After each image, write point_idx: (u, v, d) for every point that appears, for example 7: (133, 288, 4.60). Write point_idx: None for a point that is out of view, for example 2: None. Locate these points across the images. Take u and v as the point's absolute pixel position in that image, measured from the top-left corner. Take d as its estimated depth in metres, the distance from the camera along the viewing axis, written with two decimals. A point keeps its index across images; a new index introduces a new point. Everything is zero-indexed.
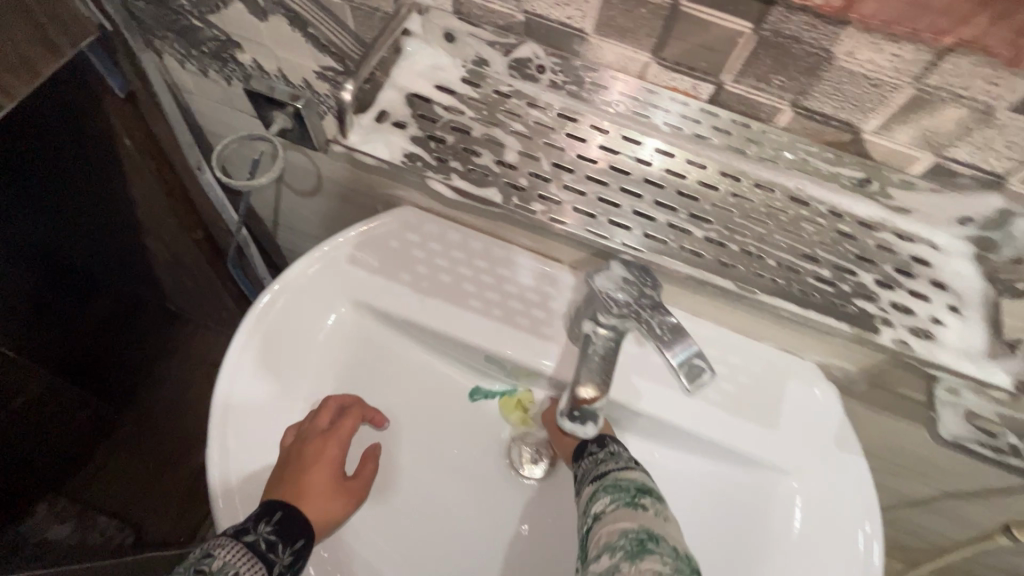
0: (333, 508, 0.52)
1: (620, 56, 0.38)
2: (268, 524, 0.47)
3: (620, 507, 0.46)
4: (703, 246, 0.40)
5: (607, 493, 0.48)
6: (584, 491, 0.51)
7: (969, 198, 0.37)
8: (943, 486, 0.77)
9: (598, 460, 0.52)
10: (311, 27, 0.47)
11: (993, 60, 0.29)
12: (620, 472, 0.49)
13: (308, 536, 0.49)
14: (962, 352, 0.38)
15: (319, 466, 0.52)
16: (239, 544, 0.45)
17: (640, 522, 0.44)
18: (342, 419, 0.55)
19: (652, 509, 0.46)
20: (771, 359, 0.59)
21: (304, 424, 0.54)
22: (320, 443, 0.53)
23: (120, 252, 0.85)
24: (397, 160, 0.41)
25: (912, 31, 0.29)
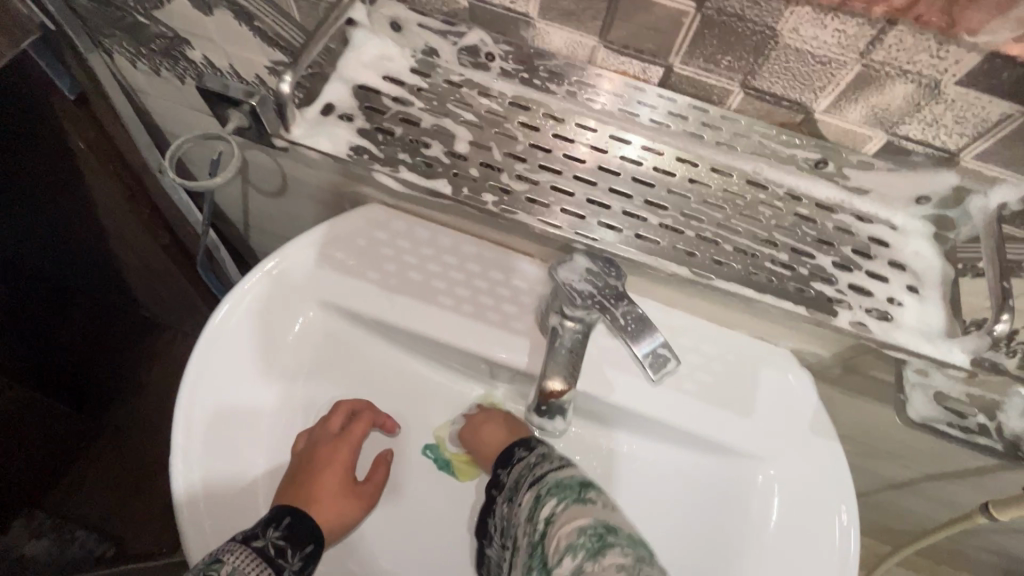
0: (343, 513, 0.54)
1: (568, 41, 0.38)
2: (277, 529, 0.49)
3: (569, 506, 0.47)
4: (659, 233, 0.39)
5: (552, 496, 0.49)
6: (522, 499, 0.50)
7: (924, 176, 0.37)
8: (923, 468, 0.77)
9: (530, 464, 0.53)
10: (257, 21, 0.46)
11: (925, 29, 0.29)
12: (556, 472, 0.51)
13: (317, 541, 0.52)
14: (921, 332, 0.37)
15: (331, 471, 0.55)
16: (249, 549, 0.46)
17: (593, 516, 0.47)
18: (352, 426, 0.58)
19: (599, 501, 0.49)
20: (744, 346, 0.59)
21: (318, 431, 0.57)
22: (332, 450, 0.56)
23: (87, 264, 0.81)
24: (342, 153, 0.39)
25: (842, 3, 0.29)
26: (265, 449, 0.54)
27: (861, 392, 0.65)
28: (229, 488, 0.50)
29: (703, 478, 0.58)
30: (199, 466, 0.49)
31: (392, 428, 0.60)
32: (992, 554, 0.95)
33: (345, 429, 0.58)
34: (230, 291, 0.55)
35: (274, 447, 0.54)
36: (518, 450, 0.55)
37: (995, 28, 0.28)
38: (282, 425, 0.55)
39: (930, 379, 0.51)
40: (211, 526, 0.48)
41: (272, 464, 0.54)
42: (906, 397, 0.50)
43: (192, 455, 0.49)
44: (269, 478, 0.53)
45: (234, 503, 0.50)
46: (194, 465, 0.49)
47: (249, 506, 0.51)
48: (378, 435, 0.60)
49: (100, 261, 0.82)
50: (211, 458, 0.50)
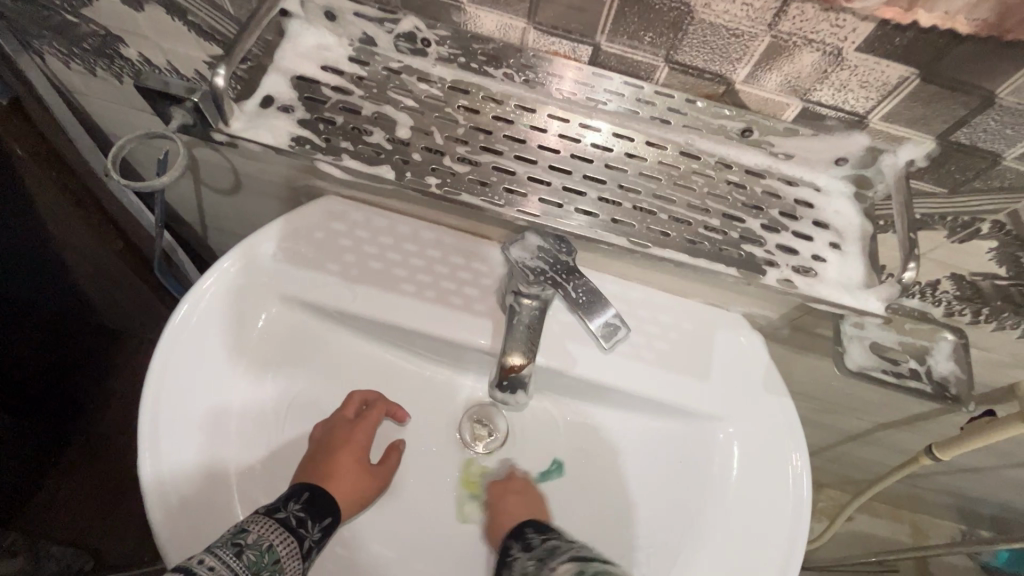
0: (358, 492, 0.56)
1: (500, 24, 0.39)
2: (297, 503, 0.51)
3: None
4: (598, 206, 0.41)
5: (604, 567, 0.45)
6: (559, 570, 0.47)
7: (840, 139, 0.40)
8: (874, 417, 0.81)
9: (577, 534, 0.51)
10: (190, 15, 0.45)
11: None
12: None
13: (334, 515, 0.53)
14: (843, 285, 0.40)
15: (349, 450, 0.57)
16: (272, 520, 0.48)
17: None
18: (367, 412, 0.60)
19: None
20: (696, 312, 0.61)
21: (333, 416, 0.59)
22: (348, 432, 0.58)
23: (41, 279, 0.78)
24: (284, 144, 0.40)
25: None
26: (236, 443, 0.54)
27: (810, 349, 0.69)
28: (201, 480, 0.50)
29: (666, 442, 0.61)
30: (168, 462, 0.49)
31: (401, 417, 0.61)
32: (945, 493, 1.01)
33: (359, 415, 0.60)
34: (190, 291, 0.55)
35: (246, 441, 0.55)
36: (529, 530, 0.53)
37: None
38: (253, 419, 0.56)
39: (866, 331, 0.54)
40: (183, 517, 0.48)
41: (246, 458, 0.54)
42: (844, 349, 0.53)
43: (161, 453, 0.49)
44: (243, 470, 0.53)
45: (207, 494, 0.50)
46: (164, 459, 0.49)
47: (223, 496, 0.51)
48: (389, 424, 0.62)
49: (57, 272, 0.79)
50: (180, 451, 0.50)
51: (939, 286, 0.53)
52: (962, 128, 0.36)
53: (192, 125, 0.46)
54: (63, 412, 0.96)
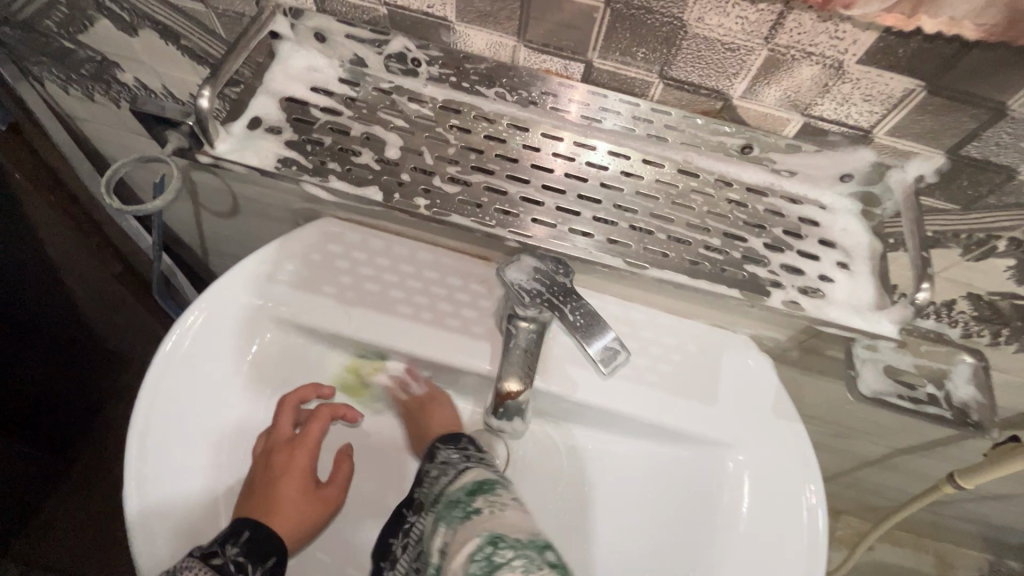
0: (306, 518, 0.53)
1: (492, 43, 0.38)
2: (236, 546, 0.47)
3: (455, 528, 0.42)
4: (593, 226, 0.39)
5: (443, 518, 0.45)
6: (426, 520, 0.47)
7: (844, 154, 0.38)
8: (892, 442, 0.78)
9: (432, 479, 0.50)
10: (183, 39, 0.45)
11: (809, 10, 0.30)
12: (448, 486, 0.47)
13: (280, 553, 0.50)
14: (852, 306, 0.38)
15: (290, 475, 0.54)
16: (207, 566, 0.44)
17: (486, 531, 0.40)
18: (307, 428, 0.57)
19: (486, 508, 0.43)
20: (701, 333, 0.59)
21: (271, 437, 0.56)
22: (287, 455, 0.55)
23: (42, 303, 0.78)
24: (269, 165, 0.39)
25: None
26: (225, 468, 0.53)
27: (821, 371, 0.67)
28: (190, 511, 0.49)
29: (673, 472, 0.58)
30: (155, 491, 0.48)
31: (353, 418, 0.59)
32: (971, 522, 0.97)
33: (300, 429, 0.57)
34: (182, 314, 0.54)
35: (234, 467, 0.54)
36: (461, 438, 0.53)
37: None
38: (242, 446, 0.55)
39: (880, 353, 0.51)
40: (172, 552, 0.47)
41: (233, 485, 0.53)
42: (857, 374, 0.51)
43: (148, 482, 0.48)
44: (231, 497, 0.53)
45: (196, 527, 0.49)
46: (151, 488, 0.47)
47: (211, 528, 0.50)
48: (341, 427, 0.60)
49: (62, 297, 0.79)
50: (168, 480, 0.48)
51: (955, 306, 0.51)
52: (974, 141, 0.35)
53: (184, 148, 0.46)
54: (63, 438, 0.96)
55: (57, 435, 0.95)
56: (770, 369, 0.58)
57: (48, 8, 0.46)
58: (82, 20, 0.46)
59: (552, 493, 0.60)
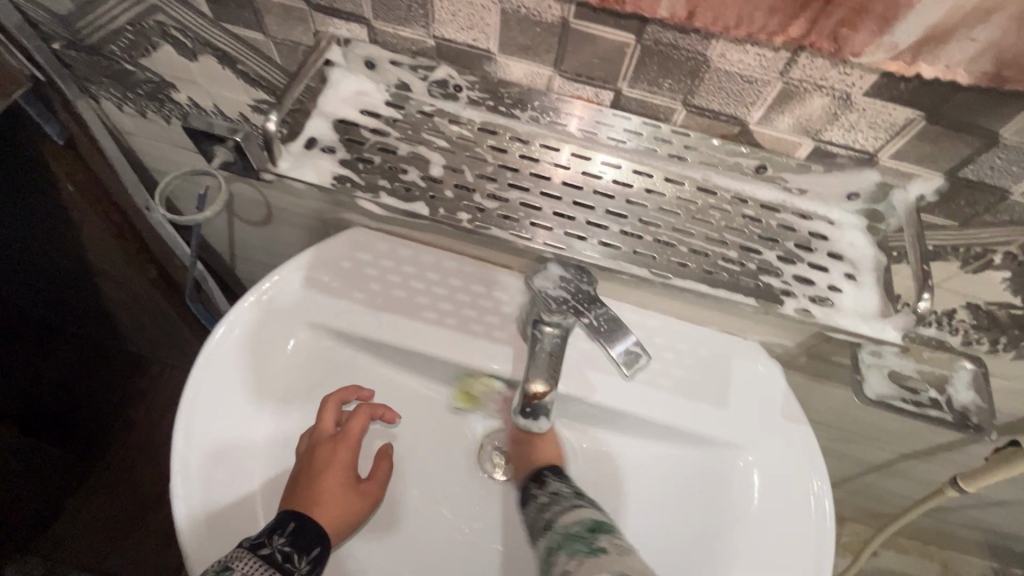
0: (349, 511, 0.55)
1: (529, 72, 0.42)
2: (282, 536, 0.49)
3: (579, 558, 0.45)
4: (619, 239, 0.43)
5: (564, 545, 0.47)
6: (539, 544, 0.50)
7: (852, 175, 0.42)
8: (896, 447, 0.81)
9: (542, 506, 0.53)
10: (240, 64, 0.49)
11: (819, 52, 0.34)
12: (567, 516, 0.50)
13: (324, 544, 0.51)
14: (859, 314, 0.41)
15: (336, 469, 0.55)
16: (256, 557, 0.46)
17: (609, 566, 0.43)
18: (349, 424, 0.59)
19: (612, 548, 0.45)
20: (712, 339, 0.63)
21: (314, 432, 0.57)
22: (331, 450, 0.56)
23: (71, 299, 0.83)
24: (326, 182, 0.42)
25: (752, 34, 0.34)
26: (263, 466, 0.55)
27: (828, 377, 0.70)
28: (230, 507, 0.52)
29: (686, 470, 0.61)
30: (196, 488, 0.51)
31: (391, 418, 0.61)
32: (974, 528, 0.99)
33: (341, 426, 0.58)
34: (220, 321, 0.58)
35: (273, 464, 0.56)
36: (546, 474, 0.57)
37: (874, 51, 0.33)
38: (280, 444, 0.57)
39: (884, 359, 0.55)
40: (214, 536, 0.50)
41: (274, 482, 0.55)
42: (862, 378, 0.54)
43: (190, 479, 0.51)
44: (270, 494, 0.55)
45: (237, 516, 0.52)
46: (193, 486, 0.51)
47: (250, 523, 0.52)
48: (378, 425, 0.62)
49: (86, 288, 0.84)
50: (209, 478, 0.52)
51: (955, 316, 0.54)
52: (970, 165, 0.38)
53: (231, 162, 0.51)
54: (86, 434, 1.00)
55: (80, 431, 0.99)
56: (779, 373, 0.61)
57: (114, 35, 0.50)
58: (145, 45, 0.50)
59: None
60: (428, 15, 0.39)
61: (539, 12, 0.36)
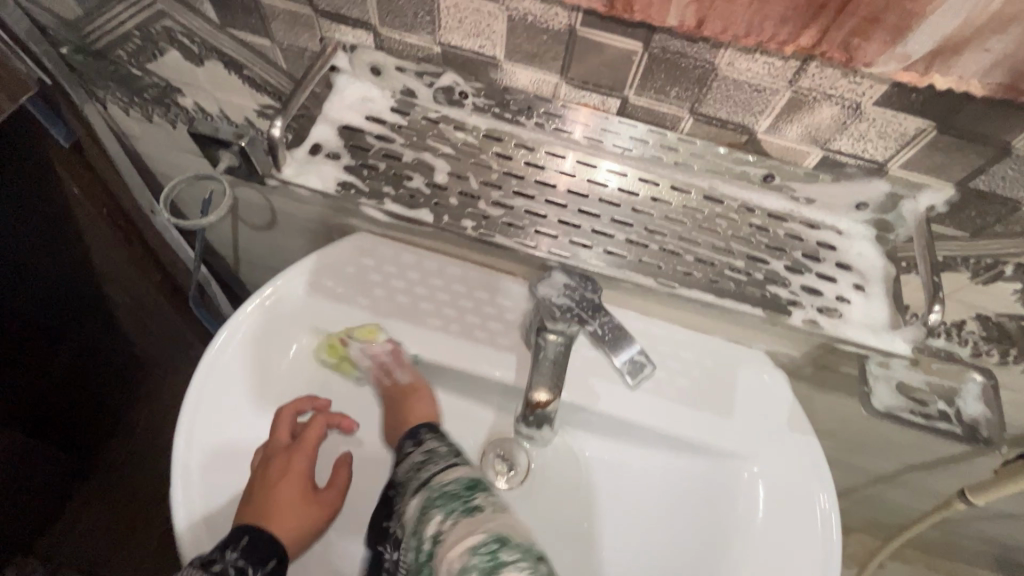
0: (305, 522, 0.54)
1: (534, 79, 0.41)
2: (235, 551, 0.48)
3: (456, 521, 0.44)
4: (625, 247, 0.42)
5: (438, 504, 0.46)
6: (408, 507, 0.47)
7: (862, 185, 0.41)
8: (902, 458, 0.80)
9: (417, 465, 0.50)
10: (245, 69, 0.49)
11: (832, 63, 0.34)
12: (440, 476, 0.48)
13: (280, 556, 0.50)
14: (868, 326, 0.41)
15: (288, 480, 0.54)
16: (205, 574, 0.46)
17: (488, 530, 0.42)
18: (305, 433, 0.57)
19: (487, 506, 0.45)
20: (716, 348, 0.62)
21: (268, 440, 0.56)
22: (286, 459, 0.55)
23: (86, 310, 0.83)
24: (331, 189, 0.42)
25: (764, 44, 0.33)
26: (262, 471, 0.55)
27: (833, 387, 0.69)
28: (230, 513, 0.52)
29: (691, 480, 0.60)
30: (198, 495, 0.51)
31: (348, 426, 0.60)
32: (981, 540, 0.98)
33: (297, 437, 0.57)
34: (224, 324, 0.57)
35: None
36: (423, 432, 0.53)
37: (887, 60, 0.32)
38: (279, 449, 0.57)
39: (892, 370, 0.54)
40: (206, 544, 0.50)
41: None
42: (869, 390, 0.54)
43: (192, 486, 0.51)
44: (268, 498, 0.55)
45: (226, 523, 0.52)
46: (194, 493, 0.51)
47: None
48: (336, 435, 0.61)
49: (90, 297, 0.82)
50: (211, 484, 0.52)
51: (964, 326, 0.53)
52: (981, 176, 0.38)
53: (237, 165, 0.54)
54: (94, 437, 1.00)
55: (88, 434, 0.99)
56: (785, 382, 0.61)
57: (121, 40, 0.50)
58: (152, 51, 0.50)
59: (570, 499, 0.62)
60: (434, 22, 0.39)
61: (546, 20, 0.36)
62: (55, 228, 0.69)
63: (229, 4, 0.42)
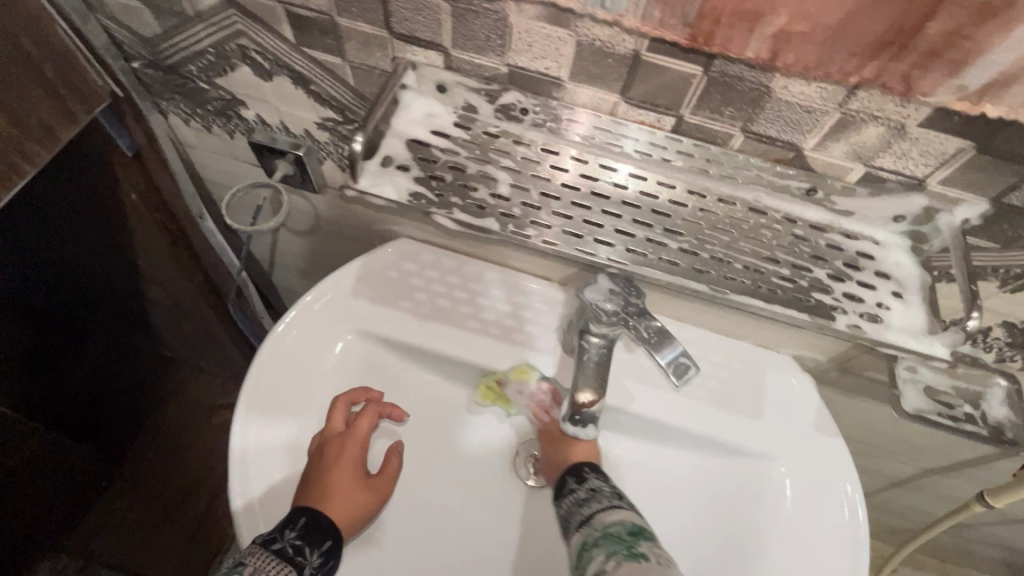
0: (358, 506, 0.55)
1: (594, 98, 0.44)
2: (294, 531, 0.49)
3: (620, 562, 0.45)
4: (678, 255, 0.46)
5: (602, 546, 0.47)
6: (573, 542, 0.50)
7: (900, 199, 0.44)
8: (921, 463, 0.81)
9: (581, 501, 0.53)
10: (313, 85, 0.51)
11: (891, 93, 0.36)
12: (606, 514, 0.50)
13: (335, 537, 0.51)
14: (908, 330, 0.44)
15: (343, 464, 0.55)
16: (267, 552, 0.47)
17: (647, 573, 0.43)
18: (358, 422, 0.59)
19: (653, 555, 0.45)
20: (747, 352, 0.64)
21: (325, 428, 0.58)
22: (341, 445, 0.57)
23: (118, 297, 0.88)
24: (404, 199, 0.47)
25: (827, 74, 0.36)
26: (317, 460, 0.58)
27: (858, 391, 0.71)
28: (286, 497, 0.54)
29: (721, 480, 0.62)
30: (255, 482, 0.53)
31: (399, 416, 0.61)
32: (995, 546, 0.99)
33: (350, 426, 0.59)
34: (275, 324, 0.60)
35: None
36: (585, 470, 0.56)
37: (944, 92, 0.35)
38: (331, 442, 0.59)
39: (920, 374, 0.57)
40: (266, 523, 0.52)
41: None
42: (900, 393, 0.57)
43: (249, 474, 0.53)
44: None
45: (283, 506, 0.54)
46: (252, 481, 0.53)
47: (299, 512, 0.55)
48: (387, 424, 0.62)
49: (126, 291, 0.88)
50: (267, 471, 0.54)
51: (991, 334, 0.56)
52: (1015, 192, 0.40)
53: (291, 174, 0.60)
54: (113, 437, 1.01)
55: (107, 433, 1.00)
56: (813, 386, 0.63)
57: (195, 56, 0.53)
58: (224, 66, 0.53)
59: None
60: (505, 45, 0.42)
61: (612, 45, 0.39)
62: (103, 224, 0.76)
63: (308, 25, 0.46)
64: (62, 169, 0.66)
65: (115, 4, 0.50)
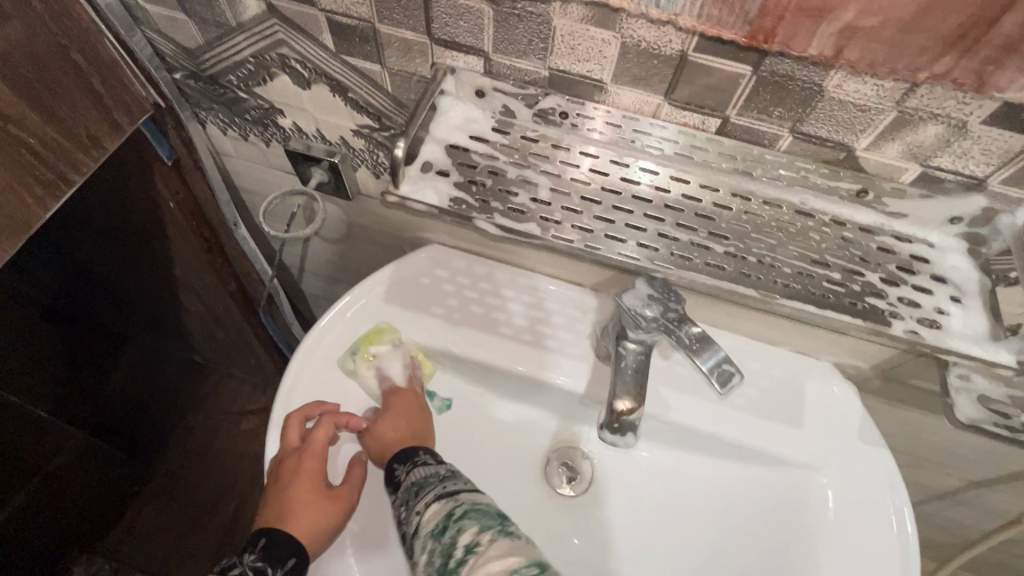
0: (322, 517, 0.51)
1: (636, 100, 0.44)
2: (253, 553, 0.51)
3: (496, 539, 0.44)
4: (724, 260, 0.45)
5: (472, 519, 0.46)
6: (428, 511, 0.47)
7: (956, 199, 0.42)
8: (969, 477, 0.77)
9: (440, 476, 0.51)
10: (350, 92, 0.52)
11: (961, 87, 0.35)
12: (470, 493, 0.49)
13: (298, 552, 0.49)
14: (969, 337, 0.43)
15: (300, 481, 0.53)
16: None
17: (528, 554, 0.43)
18: (312, 434, 0.54)
19: (522, 536, 0.45)
20: (788, 361, 0.62)
21: (280, 448, 0.54)
22: (296, 462, 0.54)
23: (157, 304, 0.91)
24: (445, 204, 0.47)
25: (891, 69, 0.35)
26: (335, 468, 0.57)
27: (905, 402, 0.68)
28: None
29: (759, 493, 0.59)
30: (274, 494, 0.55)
31: (356, 425, 0.56)
32: None
33: (307, 439, 0.55)
34: (308, 332, 0.59)
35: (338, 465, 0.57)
36: (420, 454, 0.54)
37: (1019, 86, 0.34)
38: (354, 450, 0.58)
39: (973, 383, 0.54)
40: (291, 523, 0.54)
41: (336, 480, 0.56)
42: (952, 402, 0.54)
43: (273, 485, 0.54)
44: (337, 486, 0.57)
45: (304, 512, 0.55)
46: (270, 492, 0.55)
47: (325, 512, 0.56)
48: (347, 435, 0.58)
49: (162, 301, 0.90)
50: None
51: None
52: None
53: (326, 181, 0.61)
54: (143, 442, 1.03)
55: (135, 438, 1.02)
56: (853, 393, 0.60)
57: (235, 66, 0.54)
58: (263, 75, 0.54)
59: (644, 512, 0.62)
60: (547, 48, 0.42)
61: (659, 46, 0.38)
62: (142, 234, 0.78)
63: (349, 32, 0.46)
64: (105, 176, 0.69)
65: (159, 16, 0.51)
